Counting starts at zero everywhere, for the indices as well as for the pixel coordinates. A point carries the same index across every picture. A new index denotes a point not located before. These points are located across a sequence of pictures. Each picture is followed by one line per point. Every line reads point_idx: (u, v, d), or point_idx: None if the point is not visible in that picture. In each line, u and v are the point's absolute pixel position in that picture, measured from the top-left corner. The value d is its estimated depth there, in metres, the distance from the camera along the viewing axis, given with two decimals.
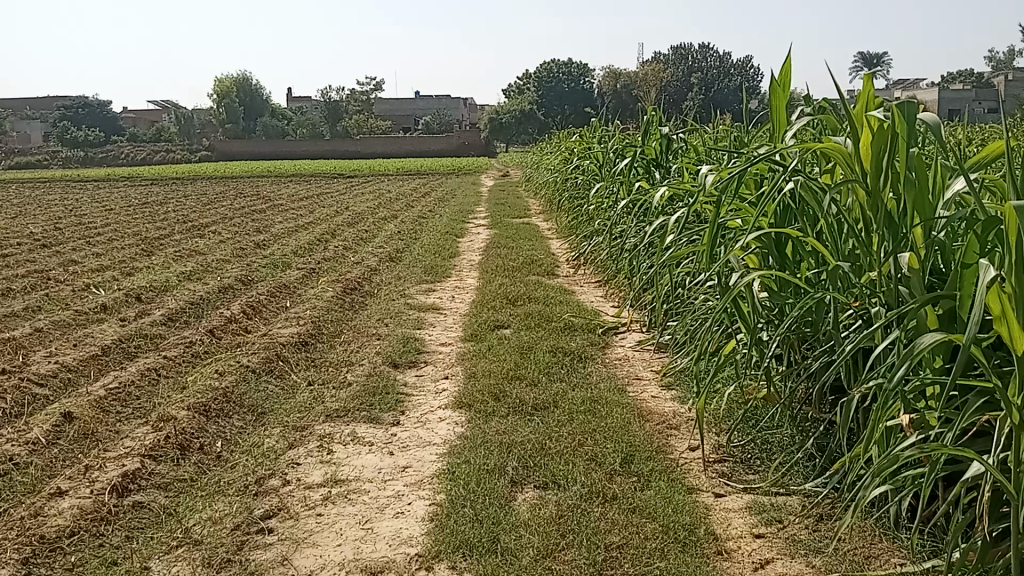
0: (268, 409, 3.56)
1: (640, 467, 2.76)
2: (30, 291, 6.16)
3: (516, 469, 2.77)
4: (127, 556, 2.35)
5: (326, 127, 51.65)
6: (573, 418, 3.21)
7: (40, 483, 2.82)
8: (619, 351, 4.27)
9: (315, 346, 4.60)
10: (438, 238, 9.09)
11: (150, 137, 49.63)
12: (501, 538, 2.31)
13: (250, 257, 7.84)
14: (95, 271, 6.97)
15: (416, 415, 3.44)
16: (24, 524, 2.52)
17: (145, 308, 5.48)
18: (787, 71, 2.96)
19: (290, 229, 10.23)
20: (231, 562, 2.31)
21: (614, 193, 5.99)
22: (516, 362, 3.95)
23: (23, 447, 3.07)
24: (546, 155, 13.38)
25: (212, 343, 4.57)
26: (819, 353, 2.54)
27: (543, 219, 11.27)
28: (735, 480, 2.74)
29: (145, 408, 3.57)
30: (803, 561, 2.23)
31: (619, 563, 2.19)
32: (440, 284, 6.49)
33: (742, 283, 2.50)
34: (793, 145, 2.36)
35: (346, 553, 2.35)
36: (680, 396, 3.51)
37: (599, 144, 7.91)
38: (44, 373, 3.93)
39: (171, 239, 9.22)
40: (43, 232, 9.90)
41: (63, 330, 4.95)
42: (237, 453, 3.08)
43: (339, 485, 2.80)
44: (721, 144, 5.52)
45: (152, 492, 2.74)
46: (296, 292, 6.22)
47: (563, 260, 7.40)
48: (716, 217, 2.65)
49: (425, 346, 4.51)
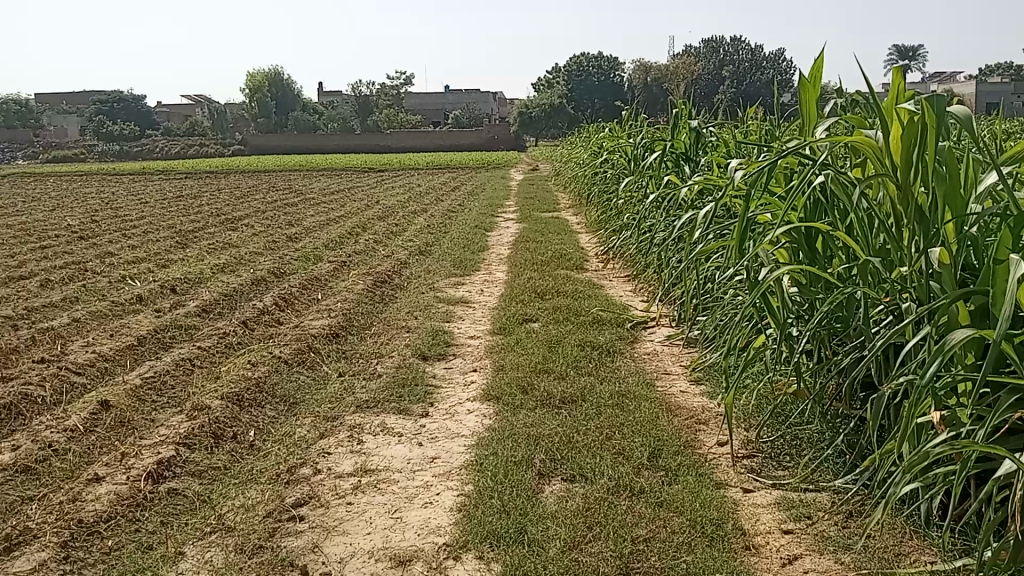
0: (300, 399, 3.61)
1: (668, 461, 2.76)
2: (68, 283, 6.28)
3: (542, 462, 2.78)
4: (162, 541, 2.41)
5: (357, 121, 51.89)
6: (601, 412, 3.22)
7: (78, 469, 2.90)
8: (648, 346, 4.26)
9: (344, 339, 4.65)
10: (467, 232, 9.12)
11: (182, 130, 50.12)
12: (529, 529, 2.33)
13: (282, 250, 7.93)
14: (130, 263, 7.08)
15: (444, 407, 3.47)
16: (62, 509, 2.59)
17: (179, 300, 5.56)
18: (818, 67, 2.94)
19: (321, 223, 10.32)
20: (263, 548, 2.35)
21: (643, 188, 5.97)
22: (544, 355, 3.96)
23: (61, 434, 3.15)
24: (577, 148, 13.36)
25: (245, 334, 4.65)
26: (849, 348, 2.52)
27: (572, 214, 11.21)
28: (764, 475, 2.73)
29: (178, 398, 3.63)
30: (831, 558, 2.22)
31: (646, 555, 2.20)
32: (469, 277, 6.52)
33: (769, 279, 2.48)
34: (822, 139, 2.33)
35: (375, 542, 2.39)
36: (710, 391, 3.50)
37: (628, 138, 7.88)
38: (81, 363, 4.02)
39: (205, 232, 9.34)
40: (80, 225, 10.07)
41: (100, 320, 5.05)
42: (270, 443, 3.13)
43: (368, 475, 2.83)
44: (751, 137, 5.46)
45: (187, 479, 2.80)
46: (327, 285, 6.27)
47: (592, 254, 7.39)
48: (743, 211, 2.63)
49: (454, 339, 4.55)
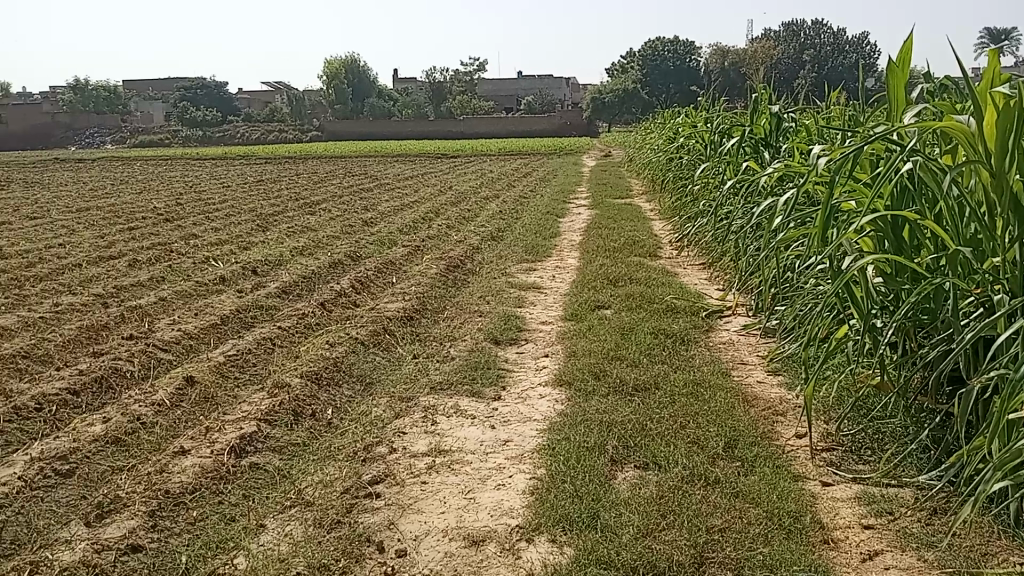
0: (376, 379, 3.68)
1: (744, 452, 2.72)
2: (155, 263, 6.51)
3: (616, 448, 2.77)
4: (244, 514, 2.49)
5: (430, 108, 52.30)
6: (675, 401, 3.19)
7: (165, 442, 3.01)
8: (723, 335, 4.20)
9: (418, 321, 4.71)
10: (540, 218, 9.11)
11: (261, 115, 51.32)
12: (602, 515, 2.33)
13: (358, 234, 8.06)
14: (214, 245, 7.30)
15: (516, 391, 3.49)
16: (151, 479, 2.70)
17: (260, 281, 5.72)
18: (907, 49, 2.83)
19: (395, 208, 10.45)
20: (341, 523, 2.40)
21: (720, 174, 5.86)
22: (617, 342, 3.94)
23: (149, 407, 3.28)
24: (651, 134, 13.20)
25: (322, 316, 4.75)
26: (936, 342, 2.43)
27: (645, 200, 11.09)
28: (844, 469, 2.67)
29: (259, 375, 3.74)
30: (913, 555, 2.16)
31: (721, 546, 2.17)
32: (541, 263, 6.53)
33: (853, 268, 2.41)
34: (911, 124, 2.25)
35: (449, 521, 2.42)
36: (788, 382, 3.43)
37: (705, 123, 7.75)
38: (168, 340, 4.17)
39: (284, 216, 9.56)
40: (166, 207, 10.43)
41: (185, 299, 5.23)
42: (347, 421, 3.19)
43: (442, 456, 2.87)
44: (835, 122, 5.30)
45: (268, 455, 2.89)
46: (401, 269, 6.35)
47: (667, 241, 7.30)
48: (826, 199, 2.56)
49: (526, 324, 4.56)
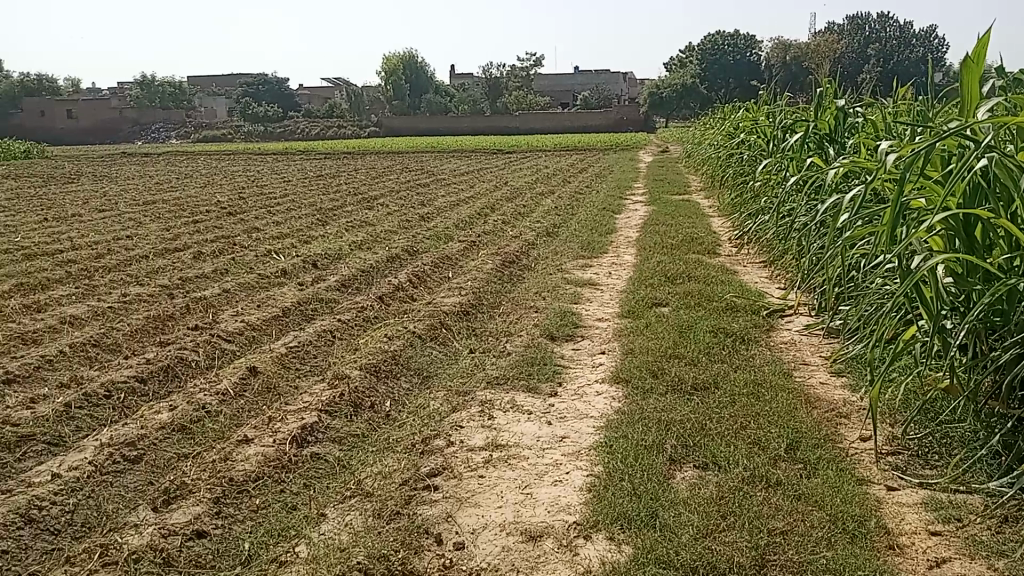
0: (433, 373, 3.71)
1: (806, 455, 2.67)
2: (219, 256, 6.66)
3: (675, 448, 2.75)
4: (305, 503, 2.54)
5: (486, 103, 52.44)
6: (736, 401, 3.14)
7: (229, 431, 3.08)
8: (784, 335, 4.13)
9: (475, 316, 4.74)
10: (596, 214, 9.07)
11: (320, 111, 52.09)
12: (661, 514, 2.31)
13: (415, 229, 8.14)
14: (275, 238, 7.44)
15: (573, 388, 3.49)
16: (216, 466, 2.77)
17: (320, 274, 5.81)
18: (982, 43, 2.74)
19: (452, 203, 10.51)
20: (400, 514, 2.43)
21: (782, 170, 5.76)
22: (675, 340, 3.91)
23: (214, 396, 3.36)
24: (710, 129, 13.02)
25: (381, 309, 4.81)
26: (1010, 344, 2.36)
27: (704, 196, 10.95)
28: (910, 474, 2.60)
29: (320, 367, 3.81)
30: (983, 564, 2.10)
31: (782, 549, 2.14)
32: (597, 259, 6.50)
33: (924, 268, 2.34)
34: (987, 120, 2.18)
35: (506, 515, 2.43)
36: (852, 383, 3.36)
37: (767, 118, 7.61)
38: (232, 331, 4.26)
39: (343, 210, 9.69)
40: (229, 201, 10.67)
41: (248, 291, 5.34)
42: (405, 414, 3.23)
43: (500, 450, 2.88)
44: (903, 117, 5.16)
45: (328, 445, 2.94)
46: (458, 264, 6.39)
47: (726, 238, 7.21)
48: (896, 197, 2.49)
49: (582, 320, 4.55)
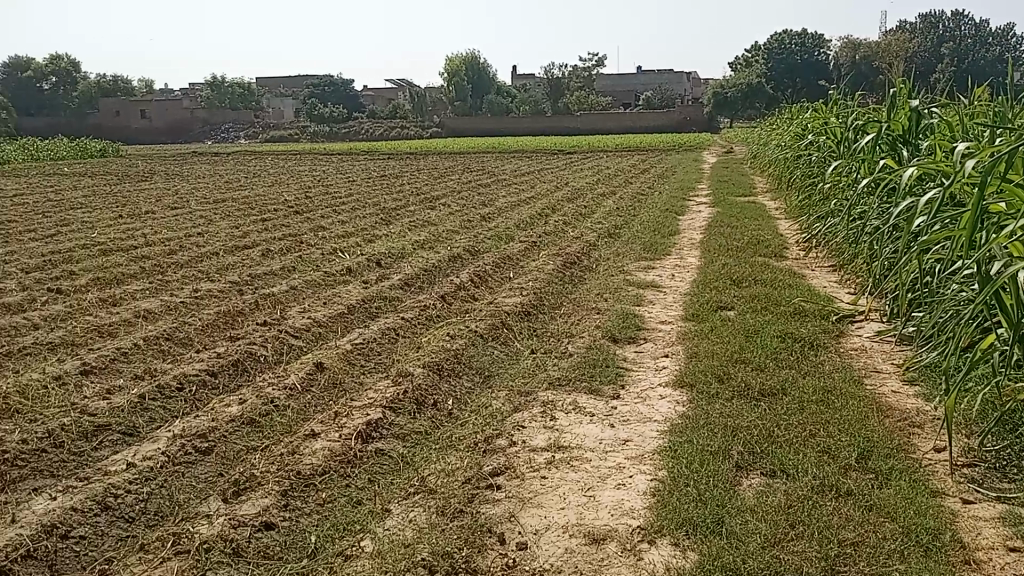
0: (495, 373, 3.73)
1: (878, 464, 2.61)
2: (286, 253, 6.80)
3: (741, 454, 2.71)
4: (371, 498, 2.58)
5: (548, 104, 52.42)
6: (804, 408, 3.08)
7: (296, 425, 3.15)
8: (854, 341, 4.03)
9: (536, 317, 4.74)
10: (659, 216, 8.99)
11: (384, 111, 52.74)
12: (727, 521, 2.28)
13: (477, 228, 8.19)
14: (340, 237, 7.56)
15: (636, 391, 3.46)
16: (284, 460, 2.83)
17: (384, 273, 5.89)
18: None
19: (513, 203, 10.54)
20: (463, 513, 2.45)
21: (853, 172, 5.62)
22: (740, 344, 3.85)
23: (282, 391, 3.44)
24: (776, 130, 12.78)
25: (443, 308, 4.85)
26: None
27: (770, 198, 10.75)
28: (987, 487, 2.52)
29: (384, 364, 3.86)
30: None
31: (853, 560, 2.09)
32: (660, 261, 6.44)
33: (1005, 276, 2.26)
34: None
35: (569, 517, 2.43)
36: (926, 392, 3.26)
37: (836, 118, 7.44)
38: (299, 328, 4.35)
39: (406, 210, 9.80)
40: (296, 200, 10.88)
41: (314, 288, 5.44)
42: (467, 413, 3.25)
43: (562, 451, 2.88)
44: (981, 117, 4.99)
45: (393, 442, 2.97)
46: (519, 264, 6.40)
47: (792, 241, 7.07)
48: (975, 201, 2.40)
49: (644, 323, 4.51)
